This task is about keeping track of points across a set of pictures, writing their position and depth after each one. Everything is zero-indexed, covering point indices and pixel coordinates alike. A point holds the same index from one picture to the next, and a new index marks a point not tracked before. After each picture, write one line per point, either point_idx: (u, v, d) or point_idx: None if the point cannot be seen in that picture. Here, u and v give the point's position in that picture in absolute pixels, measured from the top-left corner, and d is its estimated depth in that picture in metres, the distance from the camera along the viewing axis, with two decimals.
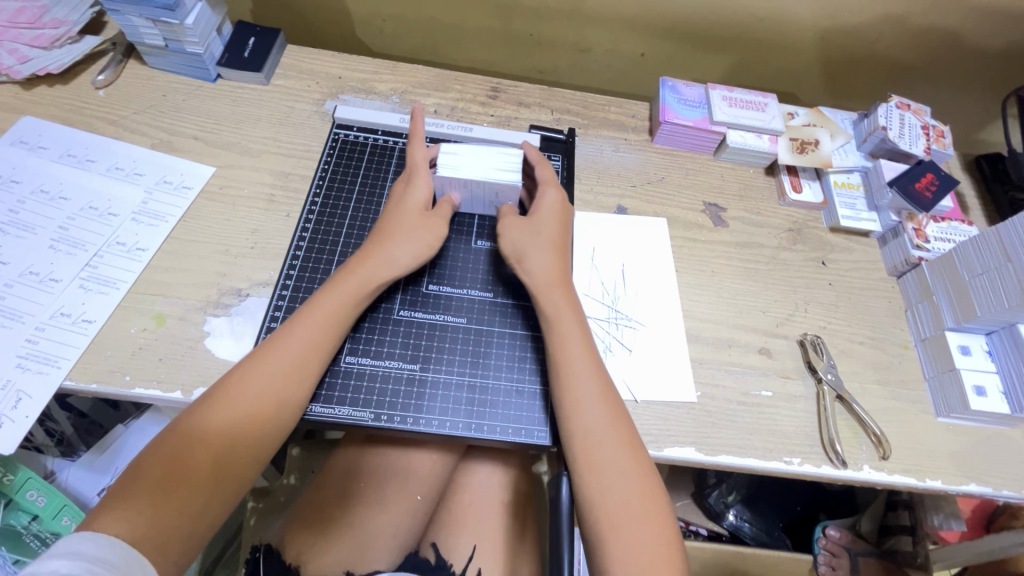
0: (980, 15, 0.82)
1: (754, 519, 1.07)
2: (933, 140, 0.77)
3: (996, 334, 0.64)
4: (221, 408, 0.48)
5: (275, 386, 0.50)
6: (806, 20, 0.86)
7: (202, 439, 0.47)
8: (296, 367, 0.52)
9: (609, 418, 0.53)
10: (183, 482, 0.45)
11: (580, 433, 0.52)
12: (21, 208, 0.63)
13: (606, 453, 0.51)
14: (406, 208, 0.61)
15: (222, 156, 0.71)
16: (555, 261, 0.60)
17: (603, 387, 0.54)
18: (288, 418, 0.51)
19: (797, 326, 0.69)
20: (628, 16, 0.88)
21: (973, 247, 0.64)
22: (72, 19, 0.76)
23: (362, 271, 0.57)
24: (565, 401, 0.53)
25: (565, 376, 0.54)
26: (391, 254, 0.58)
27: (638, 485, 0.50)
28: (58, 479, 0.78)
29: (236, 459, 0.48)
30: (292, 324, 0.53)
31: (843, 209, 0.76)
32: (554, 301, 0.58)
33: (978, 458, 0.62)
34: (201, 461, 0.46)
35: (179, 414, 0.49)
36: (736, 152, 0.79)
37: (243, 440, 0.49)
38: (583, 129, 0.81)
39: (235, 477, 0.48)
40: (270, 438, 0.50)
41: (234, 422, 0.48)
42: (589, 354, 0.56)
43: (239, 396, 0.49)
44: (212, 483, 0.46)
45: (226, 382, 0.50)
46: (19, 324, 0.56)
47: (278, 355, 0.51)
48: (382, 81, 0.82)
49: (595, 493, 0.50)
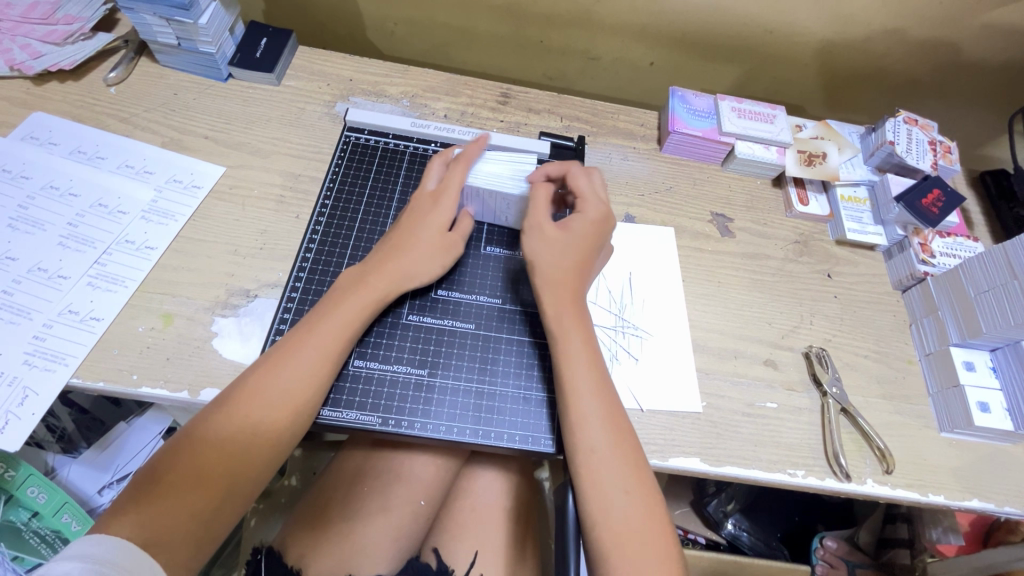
0: (987, 32, 0.83)
1: (752, 529, 1.08)
2: (940, 156, 0.77)
3: (1000, 351, 0.64)
4: (231, 410, 0.48)
5: (288, 392, 0.50)
6: (816, 33, 0.87)
7: (213, 442, 0.47)
8: (313, 378, 0.51)
9: (615, 433, 0.52)
10: (194, 485, 0.45)
11: (586, 447, 0.52)
12: (31, 204, 0.63)
13: (610, 469, 0.51)
14: (425, 221, 0.60)
15: (232, 156, 0.71)
16: (565, 273, 0.58)
17: (609, 401, 0.54)
18: (300, 422, 0.51)
19: (802, 338, 0.69)
20: (639, 25, 0.88)
21: (979, 263, 0.64)
22: (85, 15, 0.77)
23: (376, 281, 0.57)
24: (570, 413, 0.53)
25: (571, 390, 0.54)
26: (412, 266, 0.58)
27: (641, 502, 0.50)
28: (58, 476, 0.78)
29: (247, 463, 0.48)
30: (308, 334, 0.53)
31: (849, 222, 0.76)
32: (561, 313, 0.57)
33: (980, 473, 0.62)
34: (212, 463, 0.47)
35: (192, 416, 0.49)
36: (744, 163, 0.79)
37: (253, 443, 0.49)
38: (592, 137, 0.82)
39: (245, 480, 0.48)
40: (282, 442, 0.50)
41: (245, 426, 0.48)
42: (594, 368, 0.55)
43: (250, 399, 0.49)
44: (223, 486, 0.47)
45: (239, 386, 0.50)
46: (27, 321, 0.56)
47: (295, 366, 0.51)
48: (393, 84, 0.82)
49: (598, 508, 0.50)
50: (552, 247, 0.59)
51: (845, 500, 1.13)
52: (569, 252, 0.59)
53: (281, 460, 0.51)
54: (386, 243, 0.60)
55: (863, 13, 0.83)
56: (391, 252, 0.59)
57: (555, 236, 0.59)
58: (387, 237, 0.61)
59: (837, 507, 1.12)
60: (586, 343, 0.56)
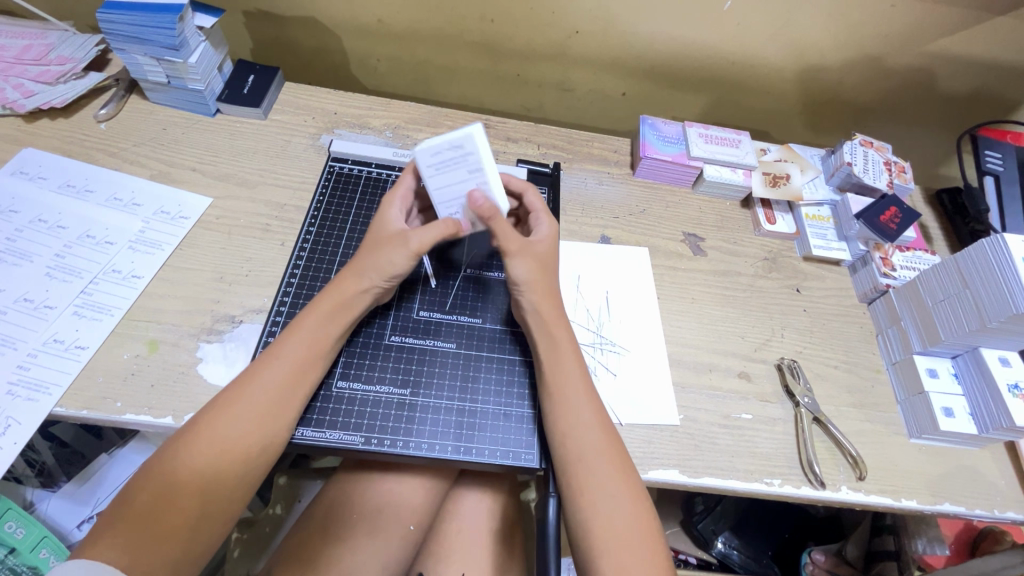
0: (933, 59, 0.89)
1: (742, 547, 1.08)
2: (895, 175, 0.82)
3: (961, 358, 0.67)
4: (204, 428, 0.49)
5: (256, 410, 0.50)
6: (776, 63, 0.92)
7: (189, 462, 0.48)
8: (284, 393, 0.52)
9: (607, 441, 0.54)
10: (169, 503, 0.46)
11: (575, 456, 0.53)
12: (18, 236, 0.65)
13: (602, 475, 0.52)
14: (380, 220, 0.61)
15: (219, 187, 0.73)
16: (545, 298, 0.60)
17: (598, 413, 0.56)
18: (274, 437, 0.51)
19: (774, 351, 0.72)
20: (611, 59, 0.94)
21: (934, 274, 0.67)
22: (77, 56, 0.80)
23: (337, 288, 0.57)
24: (559, 426, 0.55)
25: (558, 400, 0.56)
26: (388, 262, 0.57)
27: (633, 504, 0.51)
28: (37, 510, 0.77)
29: (222, 483, 0.48)
30: (278, 349, 0.54)
31: (815, 239, 0.80)
32: (551, 332, 0.59)
33: (950, 478, 0.64)
34: (187, 484, 0.47)
35: (164, 443, 0.49)
36: (713, 185, 0.83)
37: (227, 463, 0.49)
38: (568, 163, 0.85)
39: (222, 498, 0.48)
40: (256, 462, 0.50)
41: (219, 447, 0.48)
42: (581, 377, 0.57)
43: (220, 424, 0.49)
44: (199, 506, 0.47)
45: (211, 409, 0.50)
46: (12, 350, 0.57)
47: (265, 377, 0.52)
48: (376, 116, 0.85)
49: (591, 516, 0.51)
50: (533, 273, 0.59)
51: (833, 515, 1.14)
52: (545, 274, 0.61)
53: (258, 479, 0.51)
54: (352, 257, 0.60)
55: (817, 46, 0.89)
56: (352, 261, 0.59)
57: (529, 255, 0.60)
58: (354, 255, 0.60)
59: (825, 523, 1.12)
60: (572, 351, 0.58)
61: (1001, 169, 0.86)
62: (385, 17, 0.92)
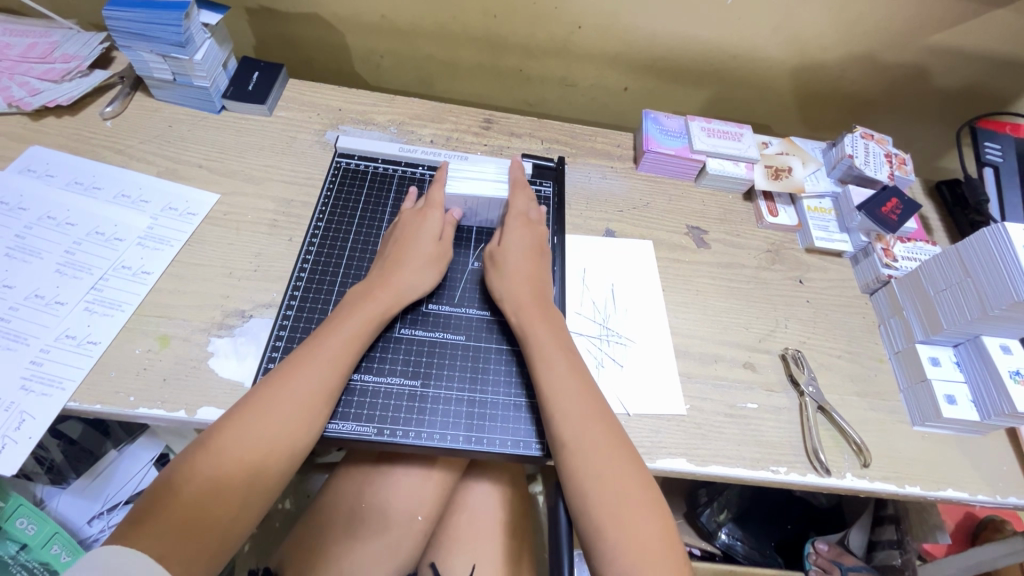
0: (933, 53, 0.90)
1: (746, 538, 1.09)
2: (896, 167, 0.83)
3: (963, 346, 0.68)
4: (245, 423, 0.50)
5: (298, 402, 0.52)
6: (777, 57, 0.93)
7: (232, 453, 0.49)
8: (322, 389, 0.54)
9: (601, 427, 0.55)
10: (211, 495, 0.47)
11: (566, 445, 0.54)
12: (28, 233, 0.65)
13: (599, 457, 0.53)
14: (419, 234, 0.66)
15: (226, 183, 0.74)
16: (519, 293, 0.63)
17: (587, 401, 0.56)
18: (312, 432, 0.53)
19: (778, 341, 0.72)
20: (613, 54, 0.94)
21: (936, 264, 0.68)
22: (82, 54, 0.80)
23: (384, 296, 0.61)
24: (550, 412, 0.55)
25: (548, 388, 0.57)
26: (416, 280, 0.63)
27: (632, 482, 0.52)
28: (48, 507, 0.79)
29: (263, 472, 0.50)
30: (318, 344, 0.56)
31: (817, 231, 0.81)
32: (525, 322, 0.61)
33: (953, 465, 0.65)
34: (229, 473, 0.48)
35: (205, 431, 0.50)
36: (716, 179, 0.84)
37: (269, 456, 0.50)
38: (572, 158, 0.86)
39: (260, 488, 0.49)
40: (296, 454, 0.52)
41: (261, 437, 0.50)
42: (568, 365, 0.58)
43: (263, 414, 0.51)
44: (240, 496, 0.48)
45: (252, 401, 0.51)
46: (24, 346, 0.57)
47: (306, 372, 0.53)
48: (381, 112, 0.86)
49: (593, 492, 0.52)
50: (515, 281, 0.64)
51: (836, 505, 1.15)
52: (524, 276, 0.65)
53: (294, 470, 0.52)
54: (383, 260, 0.65)
55: (818, 41, 0.89)
56: (391, 266, 0.64)
57: (505, 265, 0.66)
58: (386, 253, 0.66)
59: (830, 512, 1.14)
60: (556, 346, 0.59)
61: (1000, 160, 0.87)
62: (388, 13, 0.92)
